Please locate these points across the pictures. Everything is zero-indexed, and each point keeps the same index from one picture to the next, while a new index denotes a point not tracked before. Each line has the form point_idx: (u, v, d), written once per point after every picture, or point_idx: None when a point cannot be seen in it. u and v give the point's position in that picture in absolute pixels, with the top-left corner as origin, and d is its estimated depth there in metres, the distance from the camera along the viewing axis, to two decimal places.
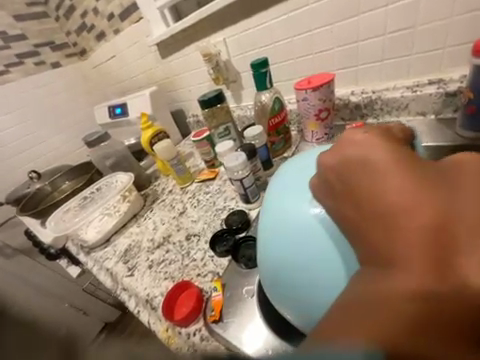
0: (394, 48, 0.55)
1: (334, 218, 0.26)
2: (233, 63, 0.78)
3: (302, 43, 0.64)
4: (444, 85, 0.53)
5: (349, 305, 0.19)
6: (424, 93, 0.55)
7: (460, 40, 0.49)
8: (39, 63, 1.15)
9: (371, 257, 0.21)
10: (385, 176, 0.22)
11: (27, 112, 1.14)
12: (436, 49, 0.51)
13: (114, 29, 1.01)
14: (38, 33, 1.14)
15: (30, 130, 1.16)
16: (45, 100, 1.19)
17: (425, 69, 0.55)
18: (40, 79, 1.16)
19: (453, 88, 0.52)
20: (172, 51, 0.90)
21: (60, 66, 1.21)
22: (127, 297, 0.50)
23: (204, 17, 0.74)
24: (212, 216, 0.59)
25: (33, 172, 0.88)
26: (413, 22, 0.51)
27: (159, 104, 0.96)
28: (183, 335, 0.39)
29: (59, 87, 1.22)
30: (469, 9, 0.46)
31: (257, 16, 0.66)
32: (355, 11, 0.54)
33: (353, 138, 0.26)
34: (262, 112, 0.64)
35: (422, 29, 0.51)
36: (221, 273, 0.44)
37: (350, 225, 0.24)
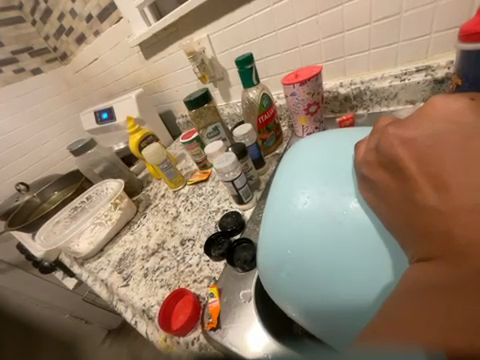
0: (381, 36, 0.54)
1: (381, 203, 0.25)
2: (219, 60, 0.76)
3: (287, 37, 0.63)
4: (433, 72, 0.52)
5: (406, 292, 0.19)
6: (412, 81, 0.54)
7: (446, 25, 0.48)
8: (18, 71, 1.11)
9: (427, 243, 0.20)
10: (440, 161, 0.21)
11: (9, 122, 1.10)
12: (422, 36, 0.50)
13: (94, 31, 0.97)
14: (15, 39, 1.09)
15: (14, 140, 1.12)
16: (27, 109, 1.15)
17: (412, 57, 0.54)
18: (20, 87, 1.12)
19: (441, 75, 0.51)
20: (156, 50, 0.88)
21: (41, 72, 1.17)
22: (124, 308, 0.49)
23: (186, 14, 0.71)
24: (206, 218, 0.58)
25: (20, 184, 0.85)
26: (398, 8, 0.49)
27: (146, 107, 0.94)
28: (182, 344, 0.38)
29: (42, 95, 1.18)
30: None
31: (240, 10, 0.64)
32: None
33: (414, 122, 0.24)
34: (250, 109, 0.63)
35: (407, 15, 0.49)
36: (217, 277, 0.44)
37: (399, 210, 0.23)
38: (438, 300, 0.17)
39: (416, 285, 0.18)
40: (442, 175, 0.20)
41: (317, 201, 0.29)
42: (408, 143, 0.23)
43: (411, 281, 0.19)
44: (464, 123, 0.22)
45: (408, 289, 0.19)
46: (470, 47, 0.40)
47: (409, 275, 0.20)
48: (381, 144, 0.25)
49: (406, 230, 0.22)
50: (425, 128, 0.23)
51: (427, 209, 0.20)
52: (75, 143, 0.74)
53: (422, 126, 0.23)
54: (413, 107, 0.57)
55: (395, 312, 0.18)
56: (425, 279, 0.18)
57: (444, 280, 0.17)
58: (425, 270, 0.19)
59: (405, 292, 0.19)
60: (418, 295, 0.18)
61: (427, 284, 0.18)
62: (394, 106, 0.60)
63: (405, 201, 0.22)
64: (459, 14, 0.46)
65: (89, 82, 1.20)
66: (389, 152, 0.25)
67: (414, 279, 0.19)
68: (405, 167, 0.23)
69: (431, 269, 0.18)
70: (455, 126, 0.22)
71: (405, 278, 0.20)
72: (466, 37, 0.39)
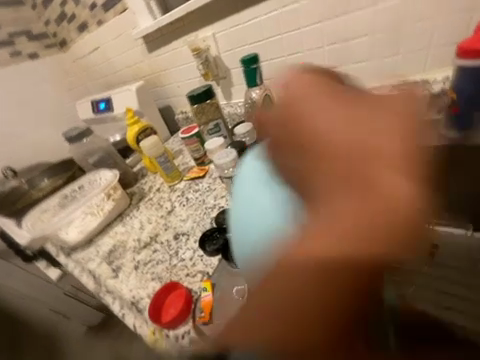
0: (382, 48, 0.56)
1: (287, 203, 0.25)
2: (223, 59, 0.77)
3: (292, 41, 0.64)
4: (429, 85, 0.54)
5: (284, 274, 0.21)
6: (410, 93, 0.56)
7: (444, 41, 0.50)
8: (14, 54, 1.07)
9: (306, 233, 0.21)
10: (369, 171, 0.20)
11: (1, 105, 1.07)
12: (421, 50, 0.53)
13: (97, 20, 0.96)
14: (13, 21, 1.06)
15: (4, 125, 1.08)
16: (21, 94, 1.11)
17: (411, 69, 0.56)
18: (15, 70, 1.08)
19: (437, 89, 0.53)
20: (159, 44, 0.87)
21: (38, 58, 1.14)
22: (111, 300, 0.46)
23: (193, 11, 0.72)
24: (202, 214, 0.58)
25: (8, 168, 0.81)
26: (400, 22, 0.52)
27: (146, 100, 0.93)
28: (171, 338, 0.37)
29: (38, 80, 1.15)
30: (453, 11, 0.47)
31: (248, 11, 0.65)
32: (344, 10, 0.55)
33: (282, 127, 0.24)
34: (252, 109, 0.64)
35: (408, 29, 0.52)
36: (210, 272, 0.43)
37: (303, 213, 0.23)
38: (327, 307, 0.19)
39: (315, 296, 0.19)
40: (368, 183, 0.20)
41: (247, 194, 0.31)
42: (293, 148, 0.23)
43: (300, 268, 0.20)
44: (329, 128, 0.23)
45: (297, 289, 0.20)
46: (466, 63, 0.42)
47: (303, 270, 0.20)
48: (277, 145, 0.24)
49: (317, 228, 0.21)
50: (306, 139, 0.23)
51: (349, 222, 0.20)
52: (71, 131, 0.72)
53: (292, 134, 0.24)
54: None
55: (297, 308, 0.20)
56: (322, 280, 0.19)
57: (344, 289, 0.19)
58: (326, 266, 0.19)
59: (296, 288, 0.20)
60: (286, 283, 0.21)
61: (321, 285, 0.19)
62: None
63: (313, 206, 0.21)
64: (458, 29, 0.48)
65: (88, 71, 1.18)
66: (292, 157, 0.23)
67: (312, 275, 0.20)
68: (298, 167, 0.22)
69: (331, 266, 0.19)
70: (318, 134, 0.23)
71: (298, 266, 0.21)
72: (464, 54, 0.41)
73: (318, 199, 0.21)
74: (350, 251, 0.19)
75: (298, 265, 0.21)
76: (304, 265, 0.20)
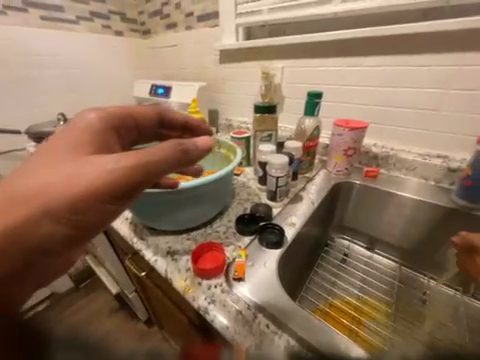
0: (416, 99, 0.71)
1: None
2: (282, 88, 0.96)
3: (345, 92, 0.82)
4: (449, 131, 0.69)
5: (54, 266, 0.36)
6: (440, 113, 0.69)
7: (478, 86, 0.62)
8: (105, 34, 1.34)
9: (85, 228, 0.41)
10: (90, 164, 0.31)
11: (74, 83, 1.31)
12: (470, 89, 0.63)
13: (187, 25, 1.19)
14: (114, 33, 1.37)
15: (71, 89, 1.31)
16: (94, 72, 1.36)
17: (451, 105, 0.67)
18: (104, 51, 1.36)
19: (458, 140, 0.68)
20: (232, 60, 1.07)
21: (117, 46, 1.40)
22: (145, 246, 0.51)
23: (266, 46, 0.93)
24: (236, 202, 0.65)
25: (63, 115, 1.06)
26: (415, 105, 0.72)
27: (202, 99, 1.15)
28: (203, 286, 0.42)
29: (113, 64, 1.43)
30: None
31: (317, 61, 0.84)
32: (384, 84, 0.75)
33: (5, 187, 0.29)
34: (301, 134, 0.77)
35: (447, 69, 0.64)
36: (243, 246, 0.50)
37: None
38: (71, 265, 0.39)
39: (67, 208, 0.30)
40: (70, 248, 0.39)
41: (185, 197, 0.51)
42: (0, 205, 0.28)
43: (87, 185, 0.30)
44: (33, 190, 0.29)
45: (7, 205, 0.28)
46: None
47: None
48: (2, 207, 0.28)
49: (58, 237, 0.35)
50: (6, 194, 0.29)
51: (48, 178, 0.30)
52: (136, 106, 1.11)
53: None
54: (419, 153, 0.74)
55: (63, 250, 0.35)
56: None
57: (55, 226, 0.30)
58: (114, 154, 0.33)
59: (69, 173, 0.30)
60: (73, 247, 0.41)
61: (52, 249, 0.31)
62: (403, 150, 0.77)
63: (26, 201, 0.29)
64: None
65: (158, 59, 1.42)
66: None
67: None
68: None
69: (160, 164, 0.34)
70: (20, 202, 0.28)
71: (59, 171, 0.31)
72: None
73: (29, 184, 0.29)
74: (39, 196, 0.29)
75: (41, 172, 0.30)
76: None
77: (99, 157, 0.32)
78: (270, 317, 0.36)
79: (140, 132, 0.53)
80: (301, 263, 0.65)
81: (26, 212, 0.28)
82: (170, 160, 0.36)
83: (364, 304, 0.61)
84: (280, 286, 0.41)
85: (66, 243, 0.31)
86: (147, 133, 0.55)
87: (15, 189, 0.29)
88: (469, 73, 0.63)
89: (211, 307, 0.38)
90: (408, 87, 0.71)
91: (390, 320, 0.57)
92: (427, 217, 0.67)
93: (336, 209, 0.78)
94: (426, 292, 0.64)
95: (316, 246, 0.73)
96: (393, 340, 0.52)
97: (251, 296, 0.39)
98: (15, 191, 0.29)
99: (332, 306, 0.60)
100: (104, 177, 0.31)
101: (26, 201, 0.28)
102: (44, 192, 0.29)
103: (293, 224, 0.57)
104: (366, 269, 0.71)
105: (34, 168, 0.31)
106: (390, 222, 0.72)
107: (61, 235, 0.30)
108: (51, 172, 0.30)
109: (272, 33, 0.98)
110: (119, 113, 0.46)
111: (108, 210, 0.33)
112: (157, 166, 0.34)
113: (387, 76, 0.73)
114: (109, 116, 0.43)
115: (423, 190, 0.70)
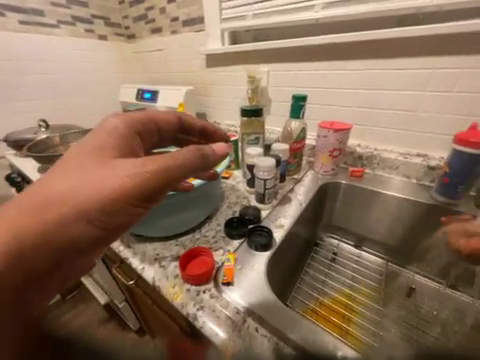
0: (396, 100, 0.74)
1: (17, 236, 0.28)
2: (269, 91, 0.97)
3: (329, 95, 0.85)
4: (427, 131, 0.72)
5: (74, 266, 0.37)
6: (418, 114, 0.72)
7: (452, 88, 0.66)
8: (88, 38, 1.32)
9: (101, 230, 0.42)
10: (119, 168, 0.34)
11: (57, 88, 1.28)
12: (445, 91, 0.67)
13: (172, 29, 1.19)
14: (97, 37, 1.35)
15: (53, 95, 1.27)
16: (77, 76, 1.33)
17: (428, 106, 0.70)
18: (87, 55, 1.33)
19: (436, 139, 0.71)
20: (218, 64, 1.07)
21: (101, 51, 1.38)
22: (132, 254, 0.50)
23: (252, 50, 0.94)
24: (225, 206, 0.65)
25: (44, 122, 1.02)
26: (395, 106, 0.75)
27: (189, 103, 1.15)
28: (192, 292, 0.41)
29: (98, 69, 1.40)
30: (468, 66, 0.62)
31: (301, 65, 0.86)
32: (366, 86, 0.77)
33: (40, 189, 0.31)
34: (288, 136, 0.78)
35: (423, 72, 0.68)
36: (232, 249, 0.49)
37: (31, 233, 0.28)
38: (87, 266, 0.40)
39: (97, 209, 0.31)
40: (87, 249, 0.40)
41: (173, 202, 0.50)
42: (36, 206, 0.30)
43: (116, 189, 0.32)
44: (66, 192, 0.31)
45: (43, 207, 0.30)
46: (460, 149, 0.58)
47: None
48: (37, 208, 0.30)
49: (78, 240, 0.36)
50: (42, 195, 0.31)
51: (80, 181, 0.32)
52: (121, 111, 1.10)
53: (32, 208, 0.29)
54: (401, 152, 0.77)
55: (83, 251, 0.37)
56: (21, 222, 0.28)
57: (85, 227, 0.31)
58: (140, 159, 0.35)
59: (99, 177, 0.33)
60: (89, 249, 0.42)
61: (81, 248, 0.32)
62: (385, 149, 0.80)
63: (60, 203, 0.30)
64: (455, 93, 0.66)
65: (144, 64, 1.40)
66: (24, 228, 0.28)
67: (32, 226, 0.29)
68: (34, 227, 0.29)
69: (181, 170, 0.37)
70: (54, 203, 0.30)
71: (90, 175, 0.33)
72: (459, 142, 0.58)
73: (62, 186, 0.31)
74: (71, 198, 0.31)
75: (74, 176, 0.32)
76: (28, 228, 0.28)
77: (126, 163, 0.34)
78: (259, 321, 0.36)
79: (160, 135, 0.55)
80: (291, 264, 0.65)
81: (60, 212, 0.30)
82: (191, 163, 0.38)
83: (355, 298, 0.63)
84: (269, 289, 0.41)
85: (94, 243, 0.33)
86: (167, 136, 0.57)
87: (48, 191, 0.31)
88: (443, 75, 0.66)
89: (199, 313, 0.38)
90: (388, 90, 0.74)
91: (376, 313, 0.59)
92: (410, 214, 0.69)
93: (324, 209, 0.80)
94: (412, 287, 0.66)
95: (306, 246, 0.74)
96: (378, 333, 0.54)
97: (240, 300, 0.39)
98: (50, 193, 0.31)
99: (322, 304, 0.61)
100: (132, 180, 0.33)
101: (59, 203, 0.30)
102: (76, 195, 0.31)
103: (282, 225, 0.57)
104: (355, 267, 0.72)
105: (67, 172, 0.33)
106: (376, 220, 0.74)
107: (90, 235, 0.32)
108: (83, 175, 0.32)
109: (258, 37, 0.99)
110: (142, 118, 0.49)
111: (134, 211, 0.35)
112: (179, 170, 0.37)
113: (368, 79, 0.76)
114: (132, 121, 0.46)
115: (405, 188, 0.72)
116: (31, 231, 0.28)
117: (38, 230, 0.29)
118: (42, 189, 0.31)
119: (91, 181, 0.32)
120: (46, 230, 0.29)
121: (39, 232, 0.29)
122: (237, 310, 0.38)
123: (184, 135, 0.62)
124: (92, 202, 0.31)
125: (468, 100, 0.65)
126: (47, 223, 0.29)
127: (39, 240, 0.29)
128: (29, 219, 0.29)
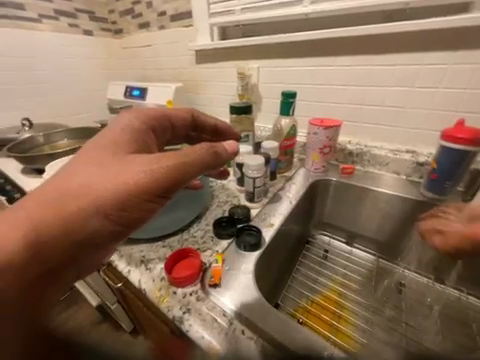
0: (385, 97, 0.74)
1: (46, 226, 0.30)
2: (259, 88, 0.96)
3: (320, 91, 0.84)
4: (416, 127, 0.72)
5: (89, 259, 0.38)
6: (407, 110, 0.72)
7: (439, 84, 0.66)
8: (73, 33, 1.27)
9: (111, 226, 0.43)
10: (136, 164, 0.36)
11: (40, 85, 1.23)
12: (433, 87, 0.67)
13: (161, 24, 1.16)
14: (83, 32, 1.30)
15: (36, 92, 1.23)
16: (62, 73, 1.29)
17: (417, 102, 0.70)
18: (72, 51, 1.29)
19: (424, 135, 0.72)
20: (208, 60, 1.05)
21: (87, 46, 1.33)
22: (118, 257, 0.49)
23: (241, 46, 0.93)
24: (215, 205, 0.64)
25: (27, 120, 0.97)
26: (384, 102, 0.75)
27: (179, 100, 1.12)
28: (178, 295, 0.40)
29: (84, 65, 1.36)
30: (455, 62, 0.62)
31: (291, 61, 0.85)
32: (355, 83, 0.77)
33: (67, 181, 0.33)
34: (278, 133, 0.77)
35: (412, 68, 0.68)
36: (220, 250, 0.48)
37: (57, 222, 0.31)
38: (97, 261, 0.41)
39: (115, 203, 0.33)
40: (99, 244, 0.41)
41: None
42: (62, 198, 0.32)
43: (133, 184, 0.34)
44: (88, 185, 0.33)
45: (69, 198, 0.32)
46: (447, 145, 0.59)
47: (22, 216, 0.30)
48: (63, 199, 0.32)
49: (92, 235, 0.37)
50: (67, 187, 0.33)
51: (99, 176, 0.34)
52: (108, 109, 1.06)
53: (60, 199, 0.32)
54: (390, 149, 0.78)
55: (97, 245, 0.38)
56: (50, 212, 0.31)
57: (104, 220, 0.33)
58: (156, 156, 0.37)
59: (119, 172, 0.35)
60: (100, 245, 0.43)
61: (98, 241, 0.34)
62: (375, 146, 0.80)
63: (83, 195, 0.32)
64: (442, 89, 0.66)
65: (133, 60, 1.37)
66: (51, 218, 0.31)
67: (54, 217, 0.31)
68: (61, 217, 0.31)
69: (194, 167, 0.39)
70: (78, 195, 0.32)
71: (109, 170, 0.35)
72: (446, 138, 0.58)
73: (85, 180, 0.33)
74: (92, 191, 0.33)
75: (97, 170, 0.35)
76: (55, 218, 0.31)
77: (143, 160, 0.36)
78: (246, 324, 0.35)
79: (173, 132, 0.58)
80: (282, 262, 0.65)
81: (83, 204, 0.32)
82: (201, 162, 0.40)
83: (348, 293, 0.63)
84: (257, 290, 0.41)
85: (110, 236, 0.34)
86: (179, 134, 0.60)
87: (69, 184, 0.33)
88: (431, 71, 0.66)
89: (186, 316, 0.37)
90: (377, 86, 0.74)
91: (365, 309, 0.59)
92: (400, 210, 0.70)
93: (316, 206, 0.80)
94: (402, 282, 0.67)
95: (298, 244, 0.74)
96: (367, 330, 0.54)
97: (227, 303, 0.38)
98: (74, 186, 0.33)
99: (313, 302, 0.61)
100: (146, 175, 0.35)
101: (79, 196, 0.32)
102: (97, 188, 0.33)
103: (272, 224, 0.57)
104: (347, 263, 0.72)
105: (89, 166, 0.35)
106: (366, 217, 0.74)
107: (107, 228, 0.34)
108: (103, 171, 0.34)
109: (247, 33, 0.97)
110: (156, 115, 0.52)
111: (149, 206, 0.36)
112: (190, 168, 0.39)
113: (358, 76, 0.76)
114: (147, 117, 0.49)
115: (395, 184, 0.73)
116: (57, 221, 0.31)
117: (63, 220, 0.31)
118: (67, 181, 0.33)
119: (111, 175, 0.34)
120: (70, 221, 0.31)
121: (64, 223, 0.31)
122: (224, 314, 0.37)
123: (195, 132, 0.65)
124: (112, 196, 0.33)
125: (455, 96, 0.65)
126: (71, 214, 0.31)
127: (64, 230, 0.31)
128: (56, 209, 0.31)
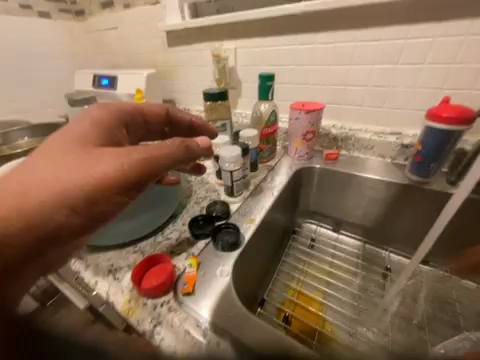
0: (368, 76, 0.70)
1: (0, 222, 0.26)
2: (238, 71, 0.89)
3: (301, 73, 0.79)
4: (401, 107, 0.69)
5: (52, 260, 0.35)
6: (392, 90, 0.68)
7: (424, 60, 0.62)
8: (26, 16, 1.12)
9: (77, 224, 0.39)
10: (105, 157, 0.32)
11: None
12: (417, 63, 0.63)
13: (125, 2, 1.03)
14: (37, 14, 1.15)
15: None
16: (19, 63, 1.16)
17: (401, 81, 0.66)
18: (28, 38, 1.15)
19: (409, 115, 0.69)
20: (180, 42, 0.96)
21: (44, 31, 1.19)
22: (83, 268, 0.44)
23: (215, 25, 0.84)
24: (192, 202, 0.60)
25: None
26: (368, 82, 0.70)
27: (153, 88, 1.04)
28: (149, 307, 0.36)
29: (44, 53, 1.22)
30: (441, 35, 0.58)
31: (270, 40, 0.78)
32: (338, 62, 0.72)
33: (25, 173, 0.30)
34: (258, 120, 0.72)
35: (396, 43, 0.63)
36: (196, 252, 0.45)
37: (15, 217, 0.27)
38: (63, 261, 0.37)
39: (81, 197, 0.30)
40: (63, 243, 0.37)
41: None
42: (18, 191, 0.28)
43: (101, 178, 0.31)
44: (51, 177, 0.30)
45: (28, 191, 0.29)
46: (433, 125, 0.56)
47: None
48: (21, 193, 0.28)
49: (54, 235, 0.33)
50: (25, 180, 0.29)
51: (60, 171, 0.30)
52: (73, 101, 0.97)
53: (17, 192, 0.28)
54: (375, 131, 0.75)
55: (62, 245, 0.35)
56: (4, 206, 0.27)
57: (70, 215, 0.30)
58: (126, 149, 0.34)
59: (87, 164, 0.31)
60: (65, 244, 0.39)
61: (63, 238, 0.31)
62: (360, 129, 0.76)
63: (44, 188, 0.29)
64: (427, 65, 0.62)
65: (99, 45, 1.24)
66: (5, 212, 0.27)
67: (9, 214, 0.27)
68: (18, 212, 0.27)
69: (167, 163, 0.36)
70: (38, 188, 0.29)
71: (74, 162, 0.31)
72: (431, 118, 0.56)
73: (47, 172, 0.30)
74: (54, 184, 0.29)
75: (60, 162, 0.31)
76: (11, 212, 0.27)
77: (112, 153, 0.33)
78: (221, 334, 0.33)
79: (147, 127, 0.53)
80: (268, 256, 0.62)
81: (44, 198, 0.29)
82: (174, 157, 0.37)
83: (333, 280, 0.63)
84: (235, 295, 0.38)
85: (77, 232, 0.31)
86: (155, 130, 0.56)
87: (29, 177, 0.29)
88: (416, 45, 0.61)
89: (157, 330, 0.34)
90: (360, 64, 0.69)
91: (351, 297, 0.59)
92: (385, 195, 0.68)
93: (301, 195, 0.77)
94: (388, 267, 0.66)
95: (283, 235, 0.72)
96: (354, 319, 0.54)
97: (201, 312, 0.35)
98: (35, 179, 0.29)
99: (300, 293, 0.60)
100: (116, 169, 0.32)
101: (38, 191, 0.29)
102: (59, 181, 0.30)
103: (253, 220, 0.53)
104: (333, 252, 0.71)
105: (51, 157, 0.31)
106: (352, 203, 0.73)
107: (73, 223, 0.31)
108: (67, 163, 0.31)
109: (222, 10, 0.88)
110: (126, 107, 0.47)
111: (119, 201, 0.33)
112: (162, 162, 0.36)
113: (340, 54, 0.70)
114: (112, 108, 0.43)
115: (380, 168, 0.70)
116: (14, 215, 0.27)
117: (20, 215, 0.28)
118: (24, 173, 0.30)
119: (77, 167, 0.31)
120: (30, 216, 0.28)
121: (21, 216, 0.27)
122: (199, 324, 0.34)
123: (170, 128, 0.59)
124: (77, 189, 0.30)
125: (441, 71, 0.61)
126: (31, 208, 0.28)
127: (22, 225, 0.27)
128: (12, 202, 0.27)
